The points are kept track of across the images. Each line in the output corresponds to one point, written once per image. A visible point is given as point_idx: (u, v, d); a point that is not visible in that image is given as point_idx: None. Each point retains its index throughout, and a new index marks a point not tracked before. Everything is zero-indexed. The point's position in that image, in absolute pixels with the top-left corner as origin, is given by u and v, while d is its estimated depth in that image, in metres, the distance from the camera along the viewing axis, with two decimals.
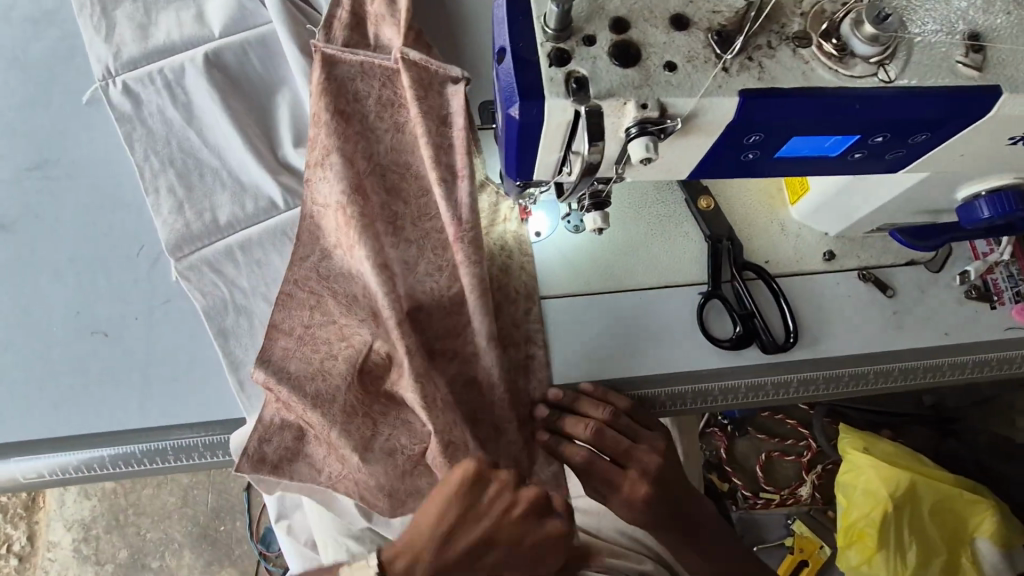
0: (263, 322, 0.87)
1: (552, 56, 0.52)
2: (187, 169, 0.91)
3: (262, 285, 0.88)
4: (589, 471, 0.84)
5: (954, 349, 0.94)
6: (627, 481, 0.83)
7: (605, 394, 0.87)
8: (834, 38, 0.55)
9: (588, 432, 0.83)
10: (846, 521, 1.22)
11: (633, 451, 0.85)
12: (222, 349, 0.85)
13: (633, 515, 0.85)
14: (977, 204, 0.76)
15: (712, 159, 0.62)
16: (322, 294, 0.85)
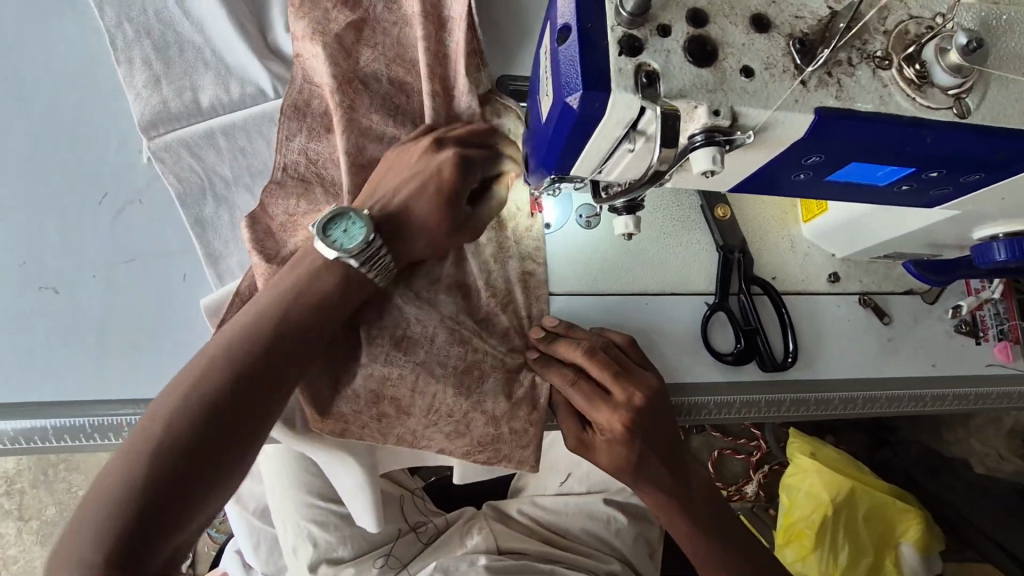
0: (244, 213, 0.81)
1: (622, 44, 0.47)
2: (166, 43, 0.82)
3: (246, 175, 0.83)
4: (573, 394, 0.76)
5: (940, 380, 0.96)
6: (608, 409, 0.74)
7: (603, 329, 0.81)
8: (917, 64, 0.51)
9: (577, 355, 0.75)
10: (788, 521, 1.26)
11: (622, 379, 0.75)
12: (198, 239, 0.79)
13: (614, 453, 0.76)
14: (994, 246, 0.76)
15: (763, 172, 0.58)
16: (310, 181, 0.78)
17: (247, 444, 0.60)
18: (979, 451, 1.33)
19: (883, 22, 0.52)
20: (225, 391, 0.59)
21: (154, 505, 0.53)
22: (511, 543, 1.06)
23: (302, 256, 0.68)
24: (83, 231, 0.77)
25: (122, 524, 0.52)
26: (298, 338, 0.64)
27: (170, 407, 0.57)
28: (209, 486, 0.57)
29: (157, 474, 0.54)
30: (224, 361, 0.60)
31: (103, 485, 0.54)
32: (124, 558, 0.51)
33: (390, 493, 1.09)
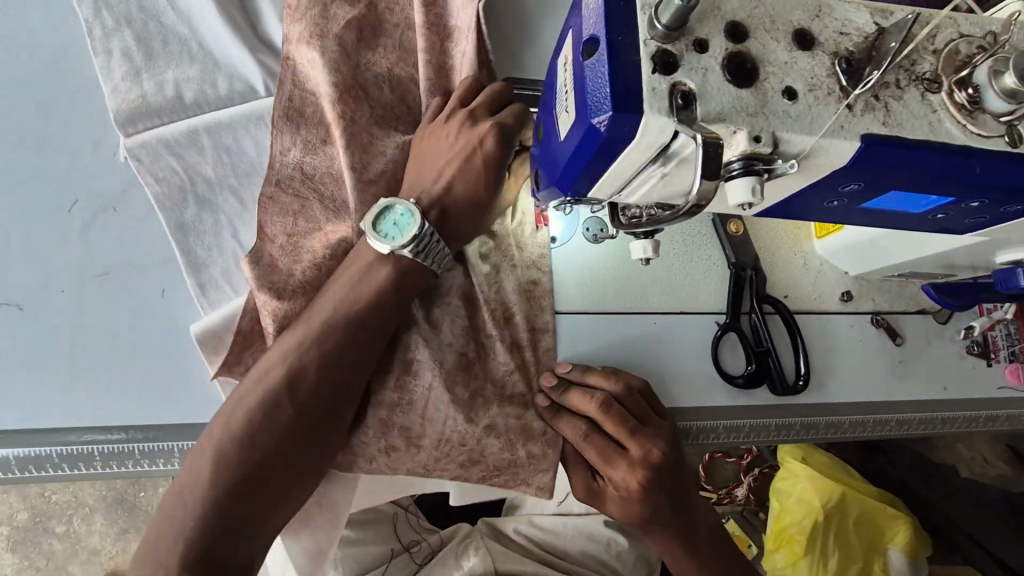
0: (231, 218, 0.75)
1: (656, 60, 0.42)
2: (149, 33, 0.76)
3: (232, 175, 0.75)
4: (586, 449, 0.72)
5: (951, 404, 0.94)
6: (625, 464, 0.71)
7: (620, 370, 0.77)
8: (969, 87, 0.47)
9: (593, 407, 0.71)
10: (779, 526, 1.24)
11: (638, 433, 0.72)
12: (180, 246, 0.72)
13: (630, 508, 0.73)
14: (1017, 272, 0.72)
15: (795, 198, 0.54)
16: (306, 196, 0.72)
17: (308, 455, 0.63)
18: (965, 457, 1.24)
19: (932, 41, 0.48)
20: (282, 406, 0.62)
21: (224, 511, 0.60)
22: (511, 564, 1.01)
23: (356, 260, 0.66)
24: (51, 243, 0.71)
25: (196, 525, 0.59)
26: (349, 350, 0.64)
27: (234, 420, 0.62)
28: (275, 492, 0.62)
29: (225, 484, 0.60)
30: (281, 376, 0.62)
31: (185, 489, 0.61)
32: (201, 555, 0.59)
33: (384, 512, 1.07)
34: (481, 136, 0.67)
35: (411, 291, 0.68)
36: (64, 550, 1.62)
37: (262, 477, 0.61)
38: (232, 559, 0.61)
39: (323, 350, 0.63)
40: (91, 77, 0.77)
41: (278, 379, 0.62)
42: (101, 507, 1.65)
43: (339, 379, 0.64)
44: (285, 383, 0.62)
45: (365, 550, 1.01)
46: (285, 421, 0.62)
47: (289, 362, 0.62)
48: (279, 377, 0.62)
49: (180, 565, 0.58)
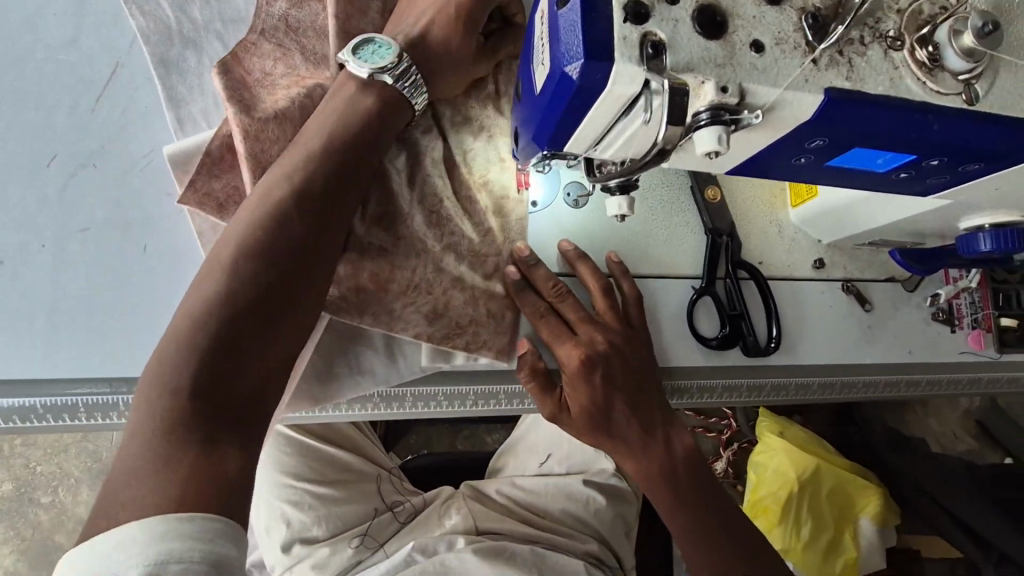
0: (213, 60, 0.76)
1: (628, 10, 0.43)
2: None
3: (218, 21, 0.78)
4: (536, 324, 0.75)
5: (915, 366, 0.98)
6: (569, 345, 0.74)
7: (623, 274, 0.82)
8: (929, 45, 0.49)
9: (554, 290, 0.74)
10: (755, 497, 1.30)
11: (591, 321, 0.75)
12: (162, 82, 0.74)
13: (572, 389, 0.74)
14: (979, 236, 0.75)
15: (763, 155, 0.56)
16: (290, 48, 0.75)
17: (314, 281, 0.59)
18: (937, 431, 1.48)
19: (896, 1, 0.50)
20: (290, 225, 0.57)
21: (236, 333, 0.53)
22: (489, 523, 1.04)
23: (339, 100, 0.64)
24: (29, 198, 0.70)
25: (204, 349, 0.51)
26: (348, 177, 0.62)
27: (235, 249, 0.56)
28: (286, 318, 0.56)
29: (234, 305, 0.54)
30: (281, 197, 0.58)
31: (179, 321, 0.53)
32: (213, 381, 0.51)
33: (366, 473, 1.10)
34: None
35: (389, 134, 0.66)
36: (50, 520, 1.65)
37: (273, 299, 0.55)
38: (244, 390, 0.53)
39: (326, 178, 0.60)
40: (67, 32, 0.75)
41: (281, 201, 0.58)
42: (86, 476, 1.67)
43: (339, 211, 0.62)
44: (288, 203, 0.58)
45: (347, 509, 1.03)
46: (293, 240, 0.57)
47: (290, 183, 0.59)
48: (282, 200, 0.58)
49: (189, 395, 0.50)
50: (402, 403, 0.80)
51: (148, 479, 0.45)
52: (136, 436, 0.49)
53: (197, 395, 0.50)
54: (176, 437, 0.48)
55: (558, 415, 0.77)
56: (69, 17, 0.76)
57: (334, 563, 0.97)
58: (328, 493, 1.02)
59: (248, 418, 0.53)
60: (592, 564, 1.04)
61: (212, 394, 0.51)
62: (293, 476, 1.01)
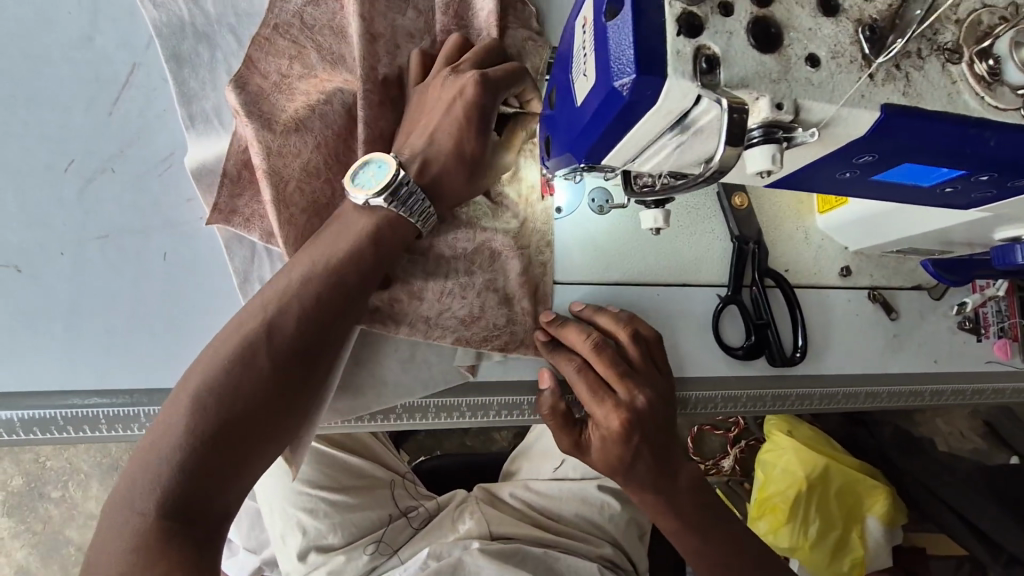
0: (228, 57, 0.74)
1: (681, 22, 0.41)
2: None
3: (231, 15, 0.75)
4: (573, 382, 0.71)
5: (940, 376, 0.96)
6: (606, 405, 0.68)
7: (632, 320, 0.75)
8: (990, 59, 0.47)
9: (589, 343, 0.70)
10: (763, 495, 1.28)
11: (629, 376, 0.69)
12: (174, 77, 0.72)
13: (608, 451, 0.69)
14: (1015, 248, 0.74)
15: (808, 169, 0.54)
16: (305, 45, 0.73)
17: (287, 419, 0.59)
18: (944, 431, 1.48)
19: (954, 11, 0.48)
20: (258, 357, 0.56)
21: (202, 460, 0.53)
22: (503, 527, 1.03)
23: (338, 221, 0.63)
24: (48, 205, 0.68)
25: (170, 474, 0.52)
26: (327, 336, 0.61)
27: (211, 367, 0.56)
28: (255, 448, 0.56)
29: (199, 432, 0.53)
30: (255, 331, 0.57)
31: (156, 439, 0.54)
32: (181, 510, 0.52)
33: (381, 478, 1.09)
34: (462, 86, 0.63)
35: (393, 254, 0.64)
36: (60, 516, 1.65)
37: (238, 420, 0.55)
38: (214, 519, 0.54)
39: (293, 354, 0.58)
40: (82, 32, 0.73)
41: (253, 342, 0.57)
42: (95, 472, 1.67)
43: (319, 322, 0.60)
44: (262, 336, 0.57)
45: (363, 515, 1.02)
46: (266, 374, 0.57)
47: (268, 309, 0.58)
48: (257, 326, 0.57)
49: (155, 520, 0.50)
50: (422, 414, 0.78)
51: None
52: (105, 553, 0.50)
53: (164, 520, 0.51)
54: (141, 561, 0.49)
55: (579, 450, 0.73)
56: (83, 16, 0.73)
57: (349, 570, 0.97)
58: (342, 499, 1.01)
59: (214, 536, 0.53)
60: (608, 568, 1.03)
61: (178, 521, 0.51)
62: (308, 483, 0.99)
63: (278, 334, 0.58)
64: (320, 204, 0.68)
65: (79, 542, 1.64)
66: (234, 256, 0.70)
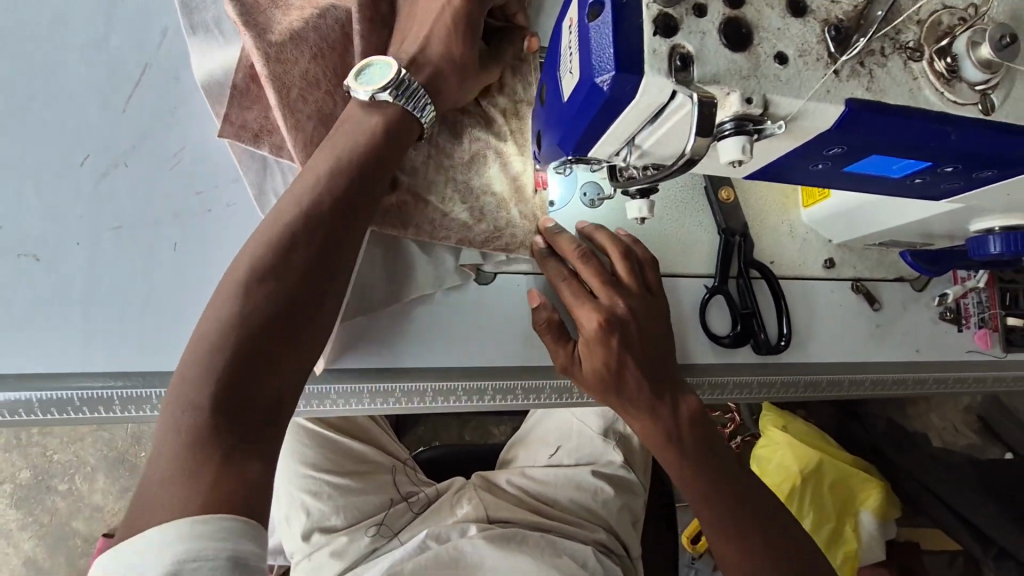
0: None
1: (658, 22, 0.45)
2: None
3: None
4: (560, 288, 0.75)
5: (922, 365, 0.99)
6: (587, 308, 0.72)
7: (629, 242, 0.79)
8: (948, 57, 0.50)
9: (576, 251, 0.74)
10: None
11: (612, 285, 0.74)
12: None
13: (592, 358, 0.72)
14: (989, 239, 0.77)
15: (783, 161, 0.58)
16: None
17: (324, 317, 0.60)
18: (938, 426, 1.51)
19: (917, 12, 0.51)
20: (296, 251, 0.59)
21: (250, 351, 0.54)
22: (501, 512, 1.06)
23: (347, 121, 0.66)
24: (64, 196, 0.72)
25: (223, 367, 0.53)
26: (354, 230, 0.63)
27: (248, 267, 0.57)
28: (299, 340, 0.58)
29: (246, 322, 0.55)
30: (291, 224, 0.59)
31: (203, 338, 0.55)
32: (232, 401, 0.53)
33: (381, 465, 1.13)
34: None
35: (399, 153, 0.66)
36: (67, 507, 1.68)
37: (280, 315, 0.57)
38: (264, 412, 0.54)
39: (325, 250, 0.60)
40: (96, 29, 0.76)
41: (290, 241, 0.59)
42: (102, 465, 1.71)
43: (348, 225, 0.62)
44: (297, 231, 0.59)
45: (365, 499, 1.05)
46: (304, 265, 0.59)
47: (302, 210, 0.60)
48: (294, 225, 0.59)
49: (209, 411, 0.52)
50: (423, 397, 0.80)
51: (177, 494, 0.48)
52: (163, 449, 0.51)
53: (217, 412, 0.51)
54: (199, 454, 0.50)
55: (571, 366, 0.75)
56: (98, 15, 0.77)
57: (351, 551, 1.00)
58: (344, 483, 1.05)
59: (267, 428, 0.54)
60: (601, 553, 1.06)
61: (231, 413, 0.52)
62: (310, 466, 1.04)
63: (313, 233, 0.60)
64: (324, 113, 0.72)
65: (85, 533, 1.68)
66: (248, 169, 0.74)
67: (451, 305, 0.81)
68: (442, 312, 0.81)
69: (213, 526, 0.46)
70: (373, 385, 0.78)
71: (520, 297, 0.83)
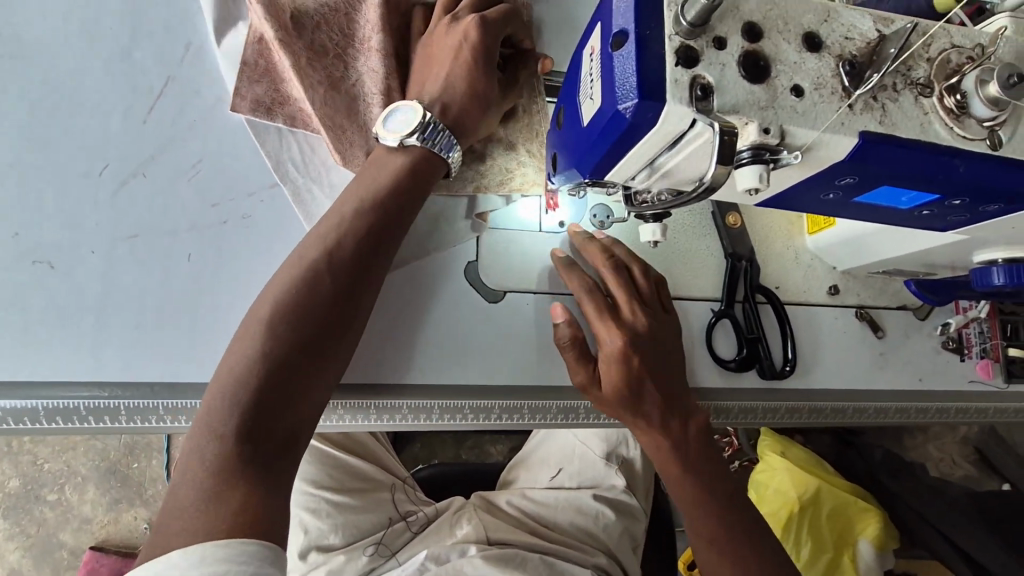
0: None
1: (679, 54, 0.46)
2: None
3: None
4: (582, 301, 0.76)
5: (925, 394, 0.99)
6: (610, 324, 0.73)
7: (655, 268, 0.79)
8: (958, 94, 0.52)
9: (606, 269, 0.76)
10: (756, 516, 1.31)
11: (634, 307, 0.75)
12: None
13: (608, 373, 0.72)
14: (992, 270, 0.78)
15: (795, 190, 0.59)
16: None
17: (344, 351, 0.64)
18: (935, 457, 1.52)
19: (927, 49, 0.53)
20: (319, 286, 0.62)
21: (274, 388, 0.58)
22: (499, 533, 1.04)
23: (373, 164, 0.69)
24: (82, 206, 0.72)
25: (247, 396, 0.57)
26: (379, 267, 0.66)
27: (276, 296, 0.61)
28: (317, 375, 0.62)
29: (272, 357, 0.59)
30: (316, 262, 0.63)
31: (231, 365, 0.59)
32: (254, 431, 0.57)
33: (382, 482, 1.12)
34: (466, 29, 0.68)
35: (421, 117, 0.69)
36: (55, 518, 1.65)
37: (306, 340, 0.61)
38: (283, 444, 0.59)
39: (348, 282, 0.64)
40: (123, 39, 0.78)
41: (314, 272, 0.62)
42: (93, 475, 1.68)
43: (370, 257, 0.65)
44: (323, 264, 0.63)
45: (362, 516, 1.04)
46: (329, 304, 0.62)
47: (327, 243, 0.64)
48: (319, 260, 0.63)
49: (233, 440, 0.56)
50: (427, 414, 0.80)
51: (207, 512, 0.51)
52: (187, 472, 0.54)
53: (241, 441, 0.56)
54: (223, 480, 0.53)
55: (589, 385, 0.74)
56: (124, 30, 0.78)
57: (349, 570, 0.97)
58: (343, 500, 1.03)
59: (284, 456, 0.59)
60: None
61: (254, 441, 0.56)
62: (311, 482, 1.03)
63: (335, 266, 0.63)
64: (334, 89, 0.72)
65: (71, 546, 1.64)
66: (264, 140, 0.76)
67: (462, 320, 0.81)
68: (452, 327, 0.81)
69: (234, 551, 0.49)
70: (380, 401, 0.77)
71: (529, 315, 0.83)
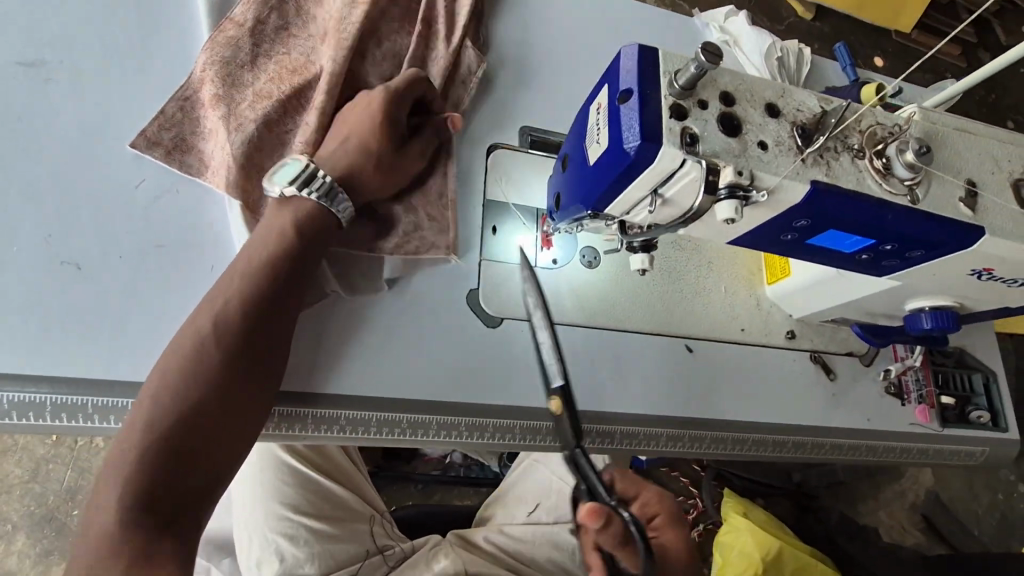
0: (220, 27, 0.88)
1: (672, 109, 0.58)
2: None
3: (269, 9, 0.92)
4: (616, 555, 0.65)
5: (873, 434, 1.10)
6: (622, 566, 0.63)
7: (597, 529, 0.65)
8: (882, 158, 0.65)
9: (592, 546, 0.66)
10: None
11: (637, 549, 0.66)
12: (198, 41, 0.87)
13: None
14: (921, 316, 0.91)
15: (762, 228, 0.70)
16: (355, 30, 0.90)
17: (248, 407, 0.69)
18: (886, 522, 1.61)
19: (859, 124, 0.67)
20: (208, 347, 0.68)
21: (164, 452, 0.63)
22: (477, 566, 1.05)
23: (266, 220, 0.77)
24: (114, 215, 0.77)
25: (135, 462, 0.62)
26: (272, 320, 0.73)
27: (168, 363, 0.68)
28: (216, 430, 0.66)
29: (161, 421, 0.64)
30: (205, 326, 0.70)
31: (122, 430, 0.65)
32: (148, 498, 0.61)
33: (362, 513, 1.11)
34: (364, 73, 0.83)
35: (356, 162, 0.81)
36: None
37: (196, 400, 0.66)
38: (186, 504, 0.64)
39: (233, 343, 0.70)
40: (176, 75, 0.86)
41: (201, 334, 0.69)
42: (26, 523, 1.55)
43: (258, 316, 0.72)
44: (211, 330, 0.69)
45: (340, 547, 1.02)
46: (216, 363, 0.68)
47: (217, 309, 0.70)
48: (206, 324, 0.70)
49: (123, 506, 0.61)
50: (424, 431, 0.83)
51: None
52: (85, 537, 0.61)
53: (132, 507, 0.61)
54: (111, 545, 0.59)
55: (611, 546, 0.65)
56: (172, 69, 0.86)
57: None
58: (323, 528, 1.03)
59: (184, 512, 0.63)
60: None
61: (146, 505, 0.61)
62: (290, 507, 1.02)
63: (219, 328, 0.70)
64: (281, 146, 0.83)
65: None
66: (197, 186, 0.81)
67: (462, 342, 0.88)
68: (388, 345, 0.85)
69: None
70: (317, 412, 0.79)
71: (522, 341, 0.90)
